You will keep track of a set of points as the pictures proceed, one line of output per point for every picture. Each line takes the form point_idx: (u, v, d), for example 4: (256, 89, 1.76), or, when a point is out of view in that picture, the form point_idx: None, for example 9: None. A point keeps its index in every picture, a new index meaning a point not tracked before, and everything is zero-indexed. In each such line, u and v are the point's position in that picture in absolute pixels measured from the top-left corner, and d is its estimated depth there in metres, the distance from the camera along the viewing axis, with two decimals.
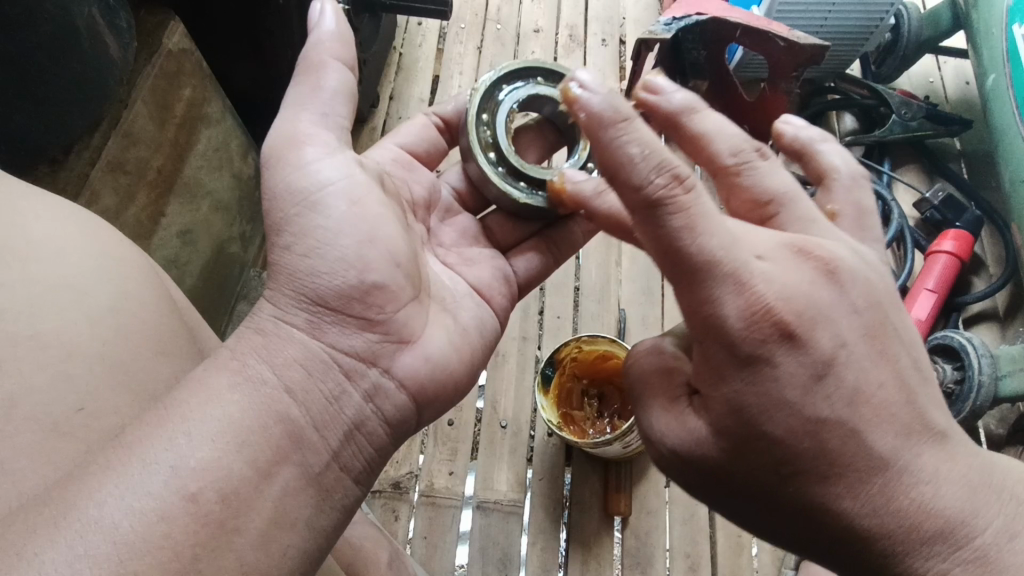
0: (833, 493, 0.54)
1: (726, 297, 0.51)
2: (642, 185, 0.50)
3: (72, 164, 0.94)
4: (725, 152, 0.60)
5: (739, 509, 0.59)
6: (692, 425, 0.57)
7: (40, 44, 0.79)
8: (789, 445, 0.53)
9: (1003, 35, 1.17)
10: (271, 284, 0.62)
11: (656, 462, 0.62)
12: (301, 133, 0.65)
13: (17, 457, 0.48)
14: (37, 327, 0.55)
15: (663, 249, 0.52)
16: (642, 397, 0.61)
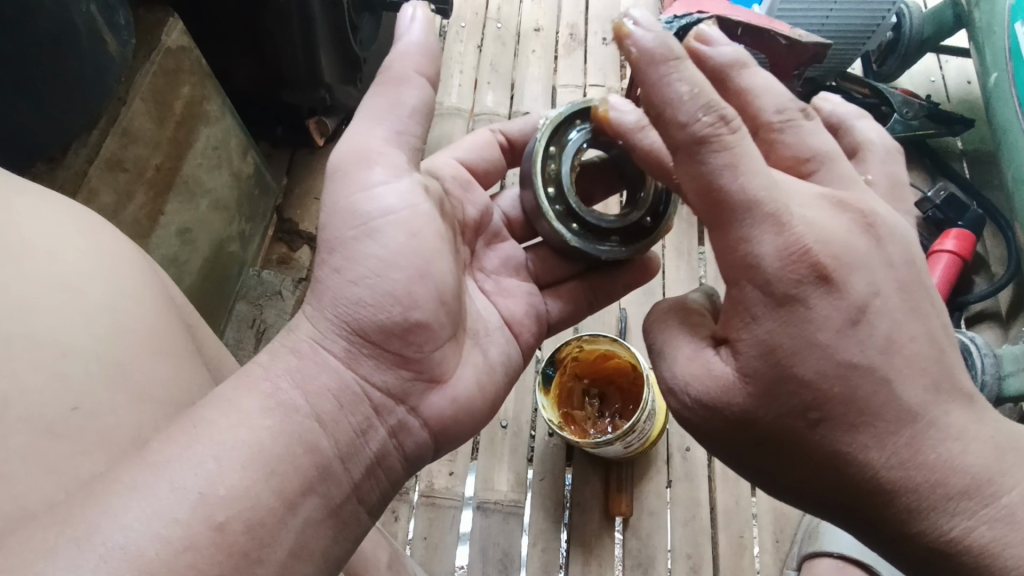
0: (858, 442, 0.54)
1: (763, 238, 0.52)
2: (688, 123, 0.51)
3: (71, 162, 0.93)
4: (770, 109, 0.59)
5: (760, 464, 0.59)
6: (719, 371, 0.56)
7: (38, 41, 0.79)
8: (816, 389, 0.53)
9: (1004, 34, 1.16)
10: (312, 304, 0.61)
11: (678, 416, 0.61)
12: (369, 150, 0.63)
13: (10, 457, 0.47)
14: (33, 326, 0.54)
15: (702, 189, 0.52)
16: (666, 347, 0.62)
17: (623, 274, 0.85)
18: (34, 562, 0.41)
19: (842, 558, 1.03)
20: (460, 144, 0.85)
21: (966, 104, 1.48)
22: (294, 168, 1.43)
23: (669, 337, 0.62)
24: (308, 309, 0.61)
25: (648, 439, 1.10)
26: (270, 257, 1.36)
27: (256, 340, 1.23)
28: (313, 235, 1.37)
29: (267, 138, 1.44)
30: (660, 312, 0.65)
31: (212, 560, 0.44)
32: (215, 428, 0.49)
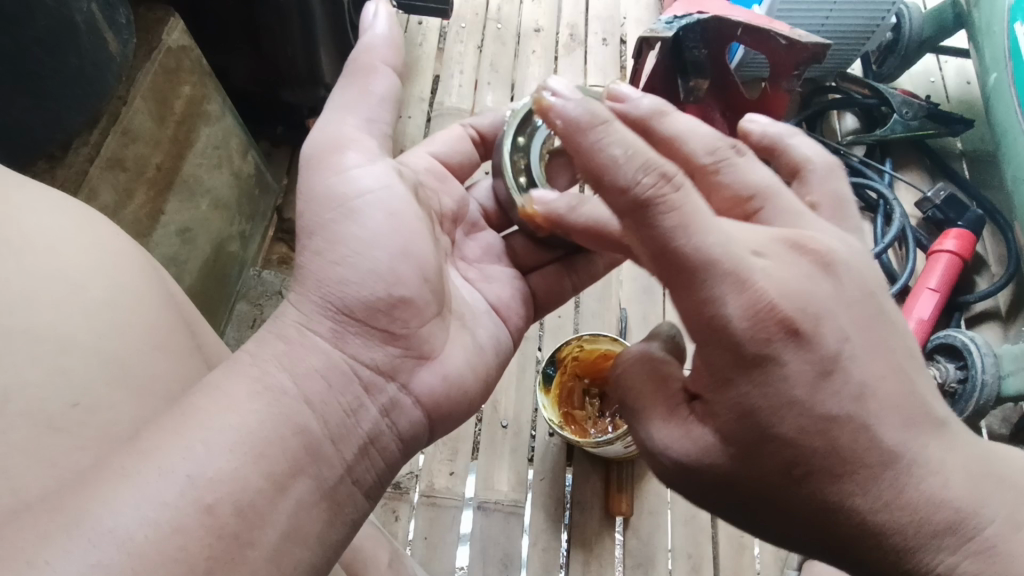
0: (845, 492, 0.53)
1: (727, 296, 0.50)
2: (629, 186, 0.50)
3: (71, 160, 0.92)
4: (701, 151, 0.61)
5: (747, 510, 0.58)
6: (698, 433, 0.56)
7: (39, 37, 0.79)
8: (794, 445, 0.52)
9: (1004, 34, 1.17)
10: (296, 290, 0.61)
11: (661, 475, 0.60)
12: (345, 135, 0.66)
13: (9, 453, 0.47)
14: (33, 322, 0.54)
15: (657, 251, 0.51)
16: (637, 411, 0.60)
17: (602, 253, 0.86)
18: (24, 549, 0.40)
19: None
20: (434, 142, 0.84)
21: (966, 104, 1.48)
22: (294, 168, 1.43)
23: (639, 404, 0.60)
24: (293, 296, 0.61)
25: None
26: (269, 257, 1.36)
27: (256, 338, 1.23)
28: None
29: (267, 138, 1.44)
30: (623, 372, 0.63)
31: (205, 543, 0.44)
32: (204, 413, 0.48)
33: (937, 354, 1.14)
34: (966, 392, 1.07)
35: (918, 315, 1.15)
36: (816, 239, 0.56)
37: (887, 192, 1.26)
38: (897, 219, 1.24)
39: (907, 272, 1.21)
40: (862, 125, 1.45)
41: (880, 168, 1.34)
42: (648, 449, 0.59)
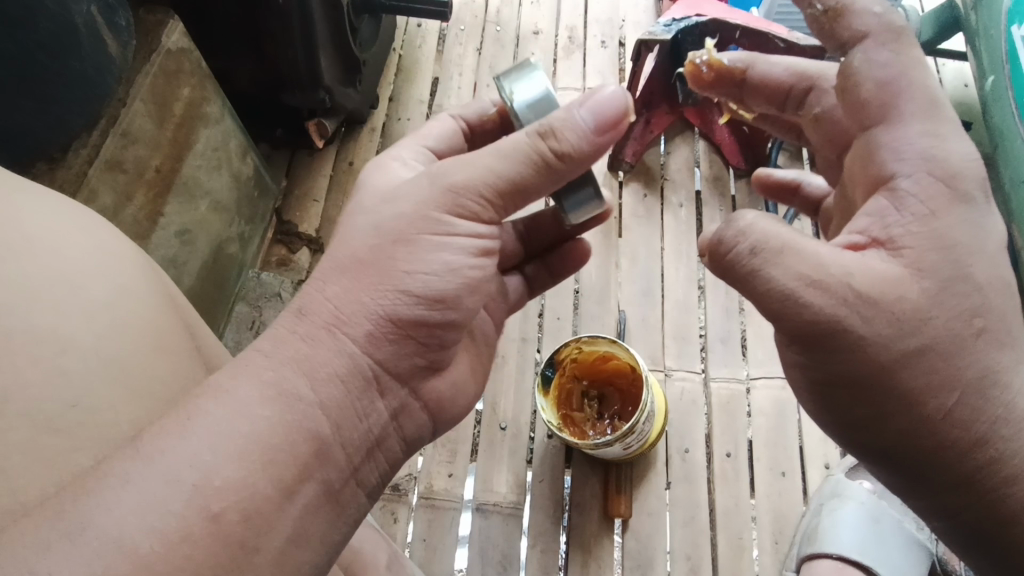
0: (1003, 361, 0.55)
1: (903, 153, 0.56)
2: (861, 30, 0.58)
3: (71, 161, 0.92)
4: (872, 30, 0.57)
5: (900, 384, 0.54)
6: (883, 268, 0.53)
7: (39, 41, 0.79)
8: (933, 321, 0.53)
9: (1002, 37, 1.17)
10: (350, 275, 0.56)
11: (812, 325, 0.53)
12: (450, 186, 0.57)
13: (9, 453, 0.48)
14: (34, 323, 0.54)
15: (860, 104, 0.58)
16: (773, 259, 0.53)
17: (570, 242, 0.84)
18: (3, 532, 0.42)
19: (840, 560, 1.09)
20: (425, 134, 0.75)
21: (963, 107, 1.49)
22: (293, 170, 1.43)
23: (776, 251, 0.53)
24: (337, 287, 0.56)
25: (648, 440, 1.11)
26: (269, 258, 1.35)
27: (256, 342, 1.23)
28: (313, 237, 1.36)
29: (266, 140, 1.44)
30: (753, 219, 0.55)
31: (211, 551, 0.44)
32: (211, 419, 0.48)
33: None
34: None
35: None
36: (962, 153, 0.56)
37: None
38: None
39: None
40: None
41: None
42: (789, 295, 0.53)
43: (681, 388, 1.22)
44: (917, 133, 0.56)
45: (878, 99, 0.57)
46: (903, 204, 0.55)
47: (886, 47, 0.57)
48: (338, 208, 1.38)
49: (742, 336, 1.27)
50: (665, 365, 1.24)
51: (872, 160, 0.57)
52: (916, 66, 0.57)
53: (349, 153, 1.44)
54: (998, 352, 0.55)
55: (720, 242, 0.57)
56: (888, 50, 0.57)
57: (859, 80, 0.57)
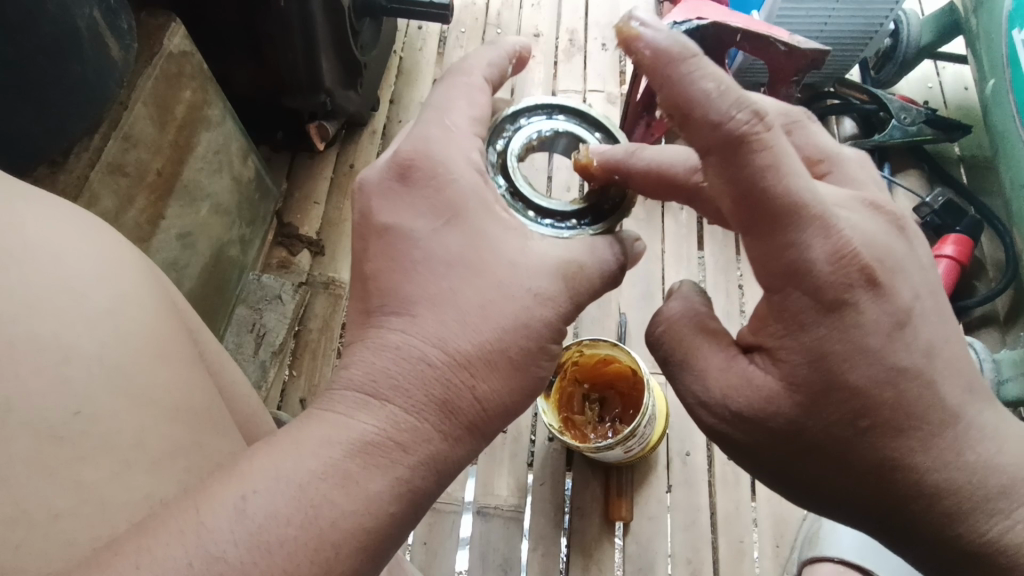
0: (907, 447, 0.55)
1: (814, 241, 0.53)
2: (724, 121, 0.51)
3: (72, 165, 0.92)
4: (728, 114, 0.51)
5: (804, 456, 0.58)
6: (759, 381, 0.58)
7: (41, 45, 0.79)
8: (811, 426, 0.57)
9: (1003, 40, 1.16)
10: (425, 328, 0.55)
11: (721, 433, 0.62)
12: (566, 272, 0.62)
13: (11, 461, 0.48)
14: (34, 330, 0.54)
15: (742, 192, 0.53)
16: (678, 370, 0.64)
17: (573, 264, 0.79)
18: None
19: (841, 563, 1.06)
20: (450, 79, 0.67)
21: (963, 110, 1.49)
22: (294, 171, 1.43)
23: (680, 363, 0.64)
24: (398, 335, 0.55)
25: (648, 444, 1.10)
26: (270, 261, 1.35)
27: (255, 344, 1.24)
28: (313, 238, 1.36)
29: (267, 143, 1.44)
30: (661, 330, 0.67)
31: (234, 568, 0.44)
32: None
33: None
34: None
35: (946, 252, 1.25)
36: (875, 232, 0.56)
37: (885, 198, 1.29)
38: None
39: None
40: (861, 130, 1.43)
41: None
42: (688, 404, 0.64)
43: None
44: (790, 242, 0.53)
45: (747, 208, 0.53)
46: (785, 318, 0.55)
47: (738, 158, 0.52)
48: (338, 212, 1.39)
49: None
50: None
51: (767, 258, 0.54)
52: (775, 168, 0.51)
53: (349, 156, 1.45)
54: (910, 441, 0.55)
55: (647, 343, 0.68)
56: (740, 161, 0.52)
57: (720, 187, 0.54)
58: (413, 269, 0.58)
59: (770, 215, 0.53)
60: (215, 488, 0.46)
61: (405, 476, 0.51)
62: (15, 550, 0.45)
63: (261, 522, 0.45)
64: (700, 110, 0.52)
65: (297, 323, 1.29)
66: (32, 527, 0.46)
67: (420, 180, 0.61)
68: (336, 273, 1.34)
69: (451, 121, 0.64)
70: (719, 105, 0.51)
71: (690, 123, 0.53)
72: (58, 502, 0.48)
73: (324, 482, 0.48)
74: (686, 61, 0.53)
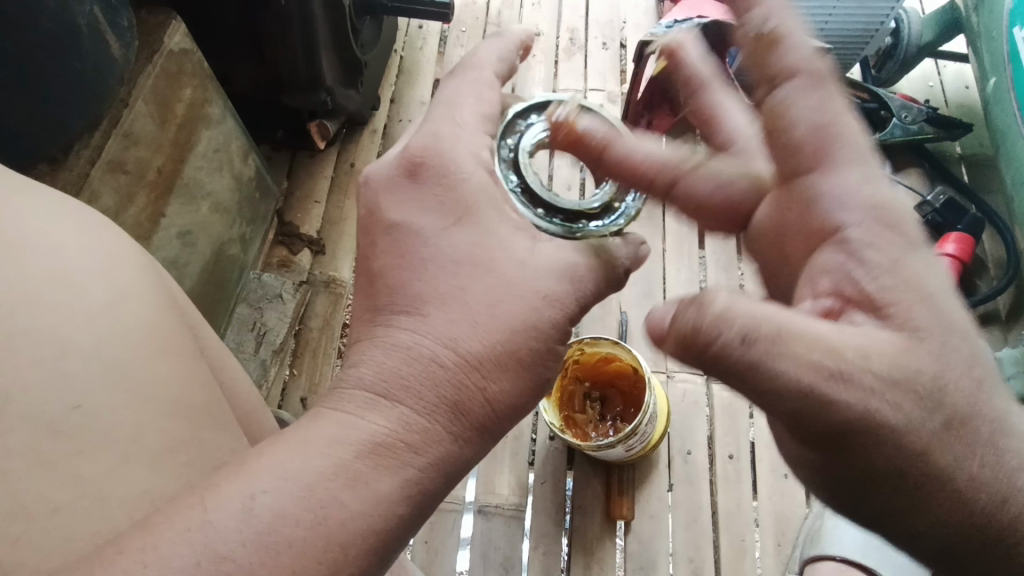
0: (987, 400, 0.54)
1: None
2: None
3: (72, 163, 0.92)
4: None
5: (918, 419, 0.52)
6: (859, 329, 0.53)
7: (41, 42, 0.79)
8: (927, 375, 0.52)
9: (1004, 38, 1.15)
10: (439, 326, 0.55)
11: (839, 408, 0.51)
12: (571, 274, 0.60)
13: (9, 455, 0.48)
14: (33, 324, 0.54)
15: None
16: (775, 351, 0.51)
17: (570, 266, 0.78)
18: None
19: (843, 562, 1.06)
20: (458, 75, 0.67)
21: (965, 109, 1.49)
22: (294, 170, 1.43)
23: (771, 341, 0.51)
24: (406, 334, 0.55)
25: (649, 442, 1.10)
26: (270, 260, 1.35)
27: (256, 343, 1.23)
28: (314, 237, 1.36)
29: (267, 142, 1.44)
30: (728, 303, 0.53)
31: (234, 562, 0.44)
32: None
33: None
34: None
35: (947, 251, 1.25)
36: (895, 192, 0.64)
37: None
38: None
39: None
40: None
41: None
42: (800, 390, 0.51)
43: (683, 390, 1.22)
44: None
45: None
46: (861, 259, 0.57)
47: None
48: (339, 211, 1.39)
49: None
50: (667, 367, 1.24)
51: None
52: None
53: (349, 155, 1.45)
54: (987, 392, 0.54)
55: (695, 334, 0.53)
56: None
57: None
58: (422, 268, 0.58)
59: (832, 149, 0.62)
60: (217, 483, 0.46)
61: (414, 476, 0.51)
62: (15, 543, 0.45)
63: (268, 522, 0.45)
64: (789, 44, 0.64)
65: (298, 323, 1.28)
66: (31, 521, 0.46)
67: (431, 177, 0.61)
68: (337, 271, 1.33)
69: (462, 118, 0.64)
70: None
71: None
72: (57, 495, 0.48)
73: (332, 482, 0.47)
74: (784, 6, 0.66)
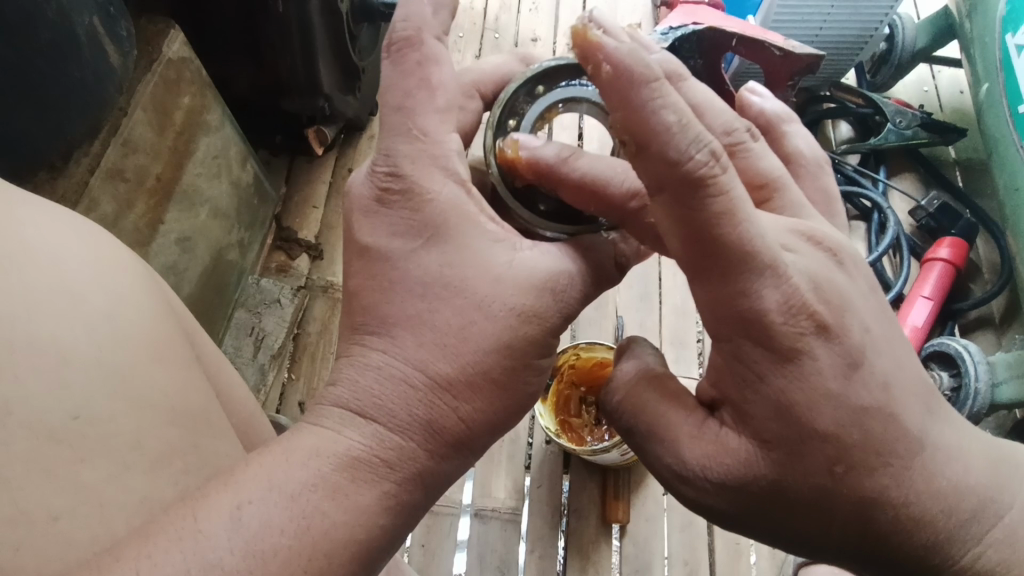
0: (882, 485, 0.54)
1: (766, 289, 0.50)
2: (681, 160, 0.46)
3: (72, 171, 0.94)
4: (682, 158, 0.46)
5: (784, 514, 0.56)
6: (730, 444, 0.56)
7: (40, 50, 0.80)
8: (791, 487, 0.54)
9: (997, 44, 1.16)
10: (416, 345, 0.55)
11: (698, 500, 0.59)
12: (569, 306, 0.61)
13: (11, 464, 0.49)
14: (35, 333, 0.55)
15: (693, 234, 0.49)
16: (645, 444, 0.61)
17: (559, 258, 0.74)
18: None
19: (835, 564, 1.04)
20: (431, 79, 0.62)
21: (959, 113, 1.50)
22: (293, 175, 1.44)
23: (645, 434, 0.61)
24: (379, 352, 0.55)
25: None
26: (269, 264, 1.36)
27: (255, 348, 1.24)
28: (312, 243, 1.37)
29: (267, 146, 1.45)
30: (622, 393, 0.63)
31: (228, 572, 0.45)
32: None
33: (932, 361, 1.20)
34: (961, 397, 1.13)
35: (941, 255, 1.25)
36: (817, 262, 0.54)
37: (881, 201, 1.30)
38: (893, 227, 1.27)
39: (903, 280, 1.26)
40: (856, 133, 1.45)
41: (874, 178, 1.37)
42: (664, 478, 0.61)
43: None
44: (746, 285, 0.50)
45: (698, 251, 0.50)
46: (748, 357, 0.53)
47: (705, 204, 0.47)
48: (338, 216, 1.40)
49: None
50: None
51: (716, 305, 0.52)
52: (727, 214, 0.48)
53: (348, 160, 1.46)
54: (888, 478, 0.54)
55: (608, 411, 0.65)
56: (695, 206, 0.47)
57: (668, 231, 0.50)
58: (392, 291, 0.56)
59: (724, 262, 0.49)
60: (210, 495, 0.47)
61: (391, 489, 0.52)
62: (15, 550, 0.45)
63: (257, 530, 0.46)
64: (659, 141, 0.46)
65: (297, 327, 1.30)
66: (31, 527, 0.47)
67: (399, 197, 0.58)
68: (335, 276, 1.35)
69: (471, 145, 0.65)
70: (680, 143, 0.46)
71: (644, 157, 0.47)
72: (57, 504, 0.49)
73: (313, 492, 0.49)
74: (646, 84, 0.45)
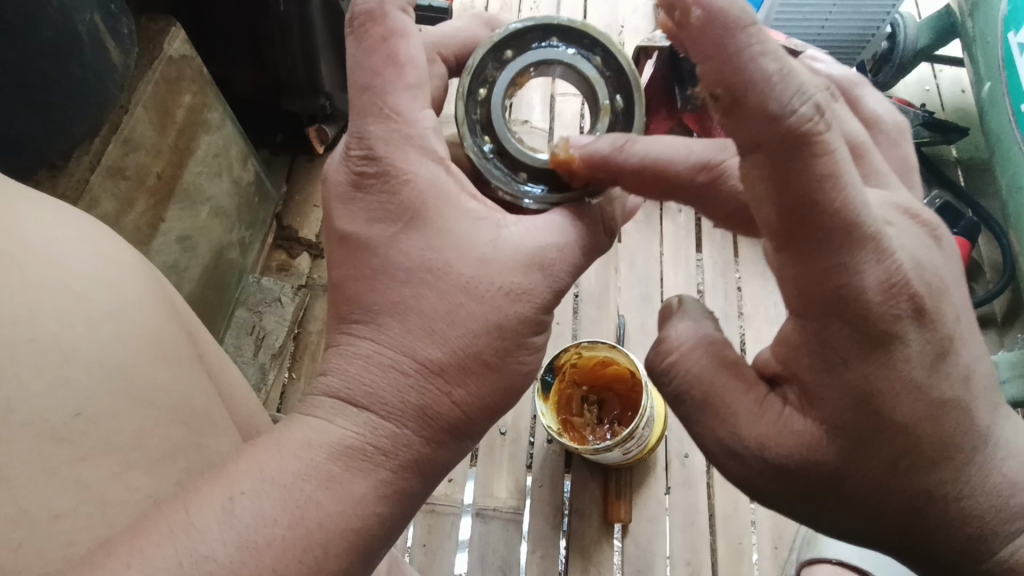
0: (941, 480, 0.53)
1: (869, 266, 0.49)
2: (784, 115, 0.45)
3: (73, 169, 0.93)
4: (788, 113, 0.45)
5: (839, 505, 0.55)
6: (795, 426, 0.54)
7: (41, 49, 0.80)
8: (851, 477, 0.53)
9: (999, 43, 1.16)
10: (405, 331, 0.54)
11: (749, 484, 0.57)
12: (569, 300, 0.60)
13: (13, 463, 0.49)
14: (37, 331, 0.55)
15: (794, 202, 0.47)
16: (695, 415, 0.59)
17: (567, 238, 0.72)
18: None
19: (838, 564, 1.04)
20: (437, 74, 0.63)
21: (960, 113, 1.50)
22: (294, 174, 1.44)
23: (698, 404, 0.58)
24: (366, 338, 0.55)
25: (647, 445, 1.11)
26: (269, 264, 1.36)
27: (255, 347, 1.24)
28: (313, 242, 1.37)
29: (267, 146, 1.44)
30: (678, 356, 0.60)
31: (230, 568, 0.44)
32: None
33: None
34: None
35: None
36: (917, 247, 0.52)
37: None
38: None
39: None
40: None
41: None
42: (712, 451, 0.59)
43: None
44: (842, 264, 0.49)
45: (795, 224, 0.48)
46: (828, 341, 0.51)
47: (812, 165, 0.46)
48: None
49: (741, 339, 1.28)
50: None
51: (803, 283, 0.50)
52: (832, 175, 0.46)
53: None
54: (949, 472, 0.53)
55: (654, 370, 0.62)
56: (799, 168, 0.46)
57: (761, 198, 0.49)
58: (374, 279, 0.56)
59: (827, 231, 0.48)
60: (208, 491, 0.47)
61: (389, 478, 0.52)
62: (16, 549, 0.45)
63: (249, 522, 0.46)
64: (758, 92, 0.45)
65: (297, 325, 1.29)
66: (33, 526, 0.47)
67: (374, 179, 0.57)
68: None
69: None
70: (784, 95, 0.45)
71: (739, 112, 0.47)
72: (59, 502, 0.48)
73: (306, 482, 0.48)
74: (738, 31, 0.45)
